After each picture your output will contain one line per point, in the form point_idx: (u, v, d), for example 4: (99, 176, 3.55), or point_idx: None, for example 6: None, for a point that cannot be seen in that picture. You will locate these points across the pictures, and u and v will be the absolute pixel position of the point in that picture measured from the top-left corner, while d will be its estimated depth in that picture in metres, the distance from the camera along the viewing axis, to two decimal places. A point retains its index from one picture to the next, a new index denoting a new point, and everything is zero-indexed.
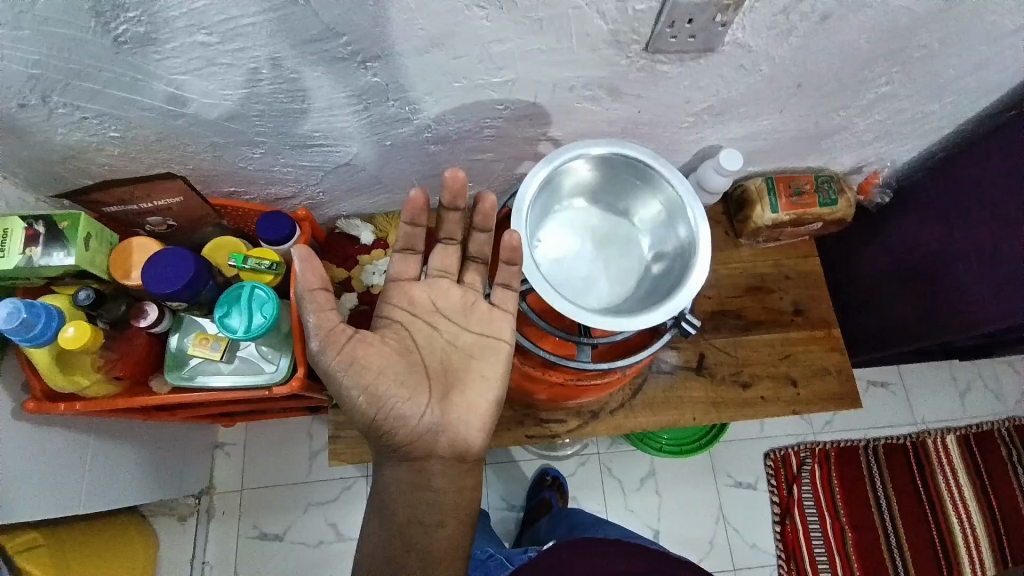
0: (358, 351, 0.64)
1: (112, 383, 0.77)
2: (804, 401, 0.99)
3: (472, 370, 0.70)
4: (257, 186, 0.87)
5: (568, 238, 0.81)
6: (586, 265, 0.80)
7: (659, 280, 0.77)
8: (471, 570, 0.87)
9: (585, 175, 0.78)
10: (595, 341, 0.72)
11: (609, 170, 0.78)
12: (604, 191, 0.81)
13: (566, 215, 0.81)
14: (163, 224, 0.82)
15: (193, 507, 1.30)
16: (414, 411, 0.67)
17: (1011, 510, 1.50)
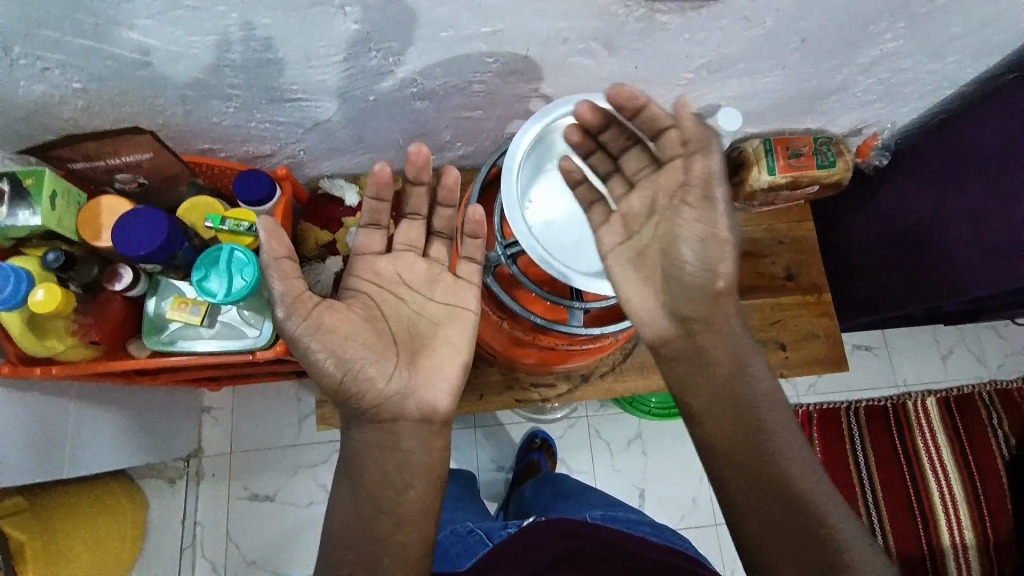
0: (325, 317, 0.63)
1: (89, 347, 0.75)
2: (793, 365, 0.99)
3: (438, 336, 0.70)
4: (233, 143, 0.83)
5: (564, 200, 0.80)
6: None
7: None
8: (449, 545, 0.85)
9: None
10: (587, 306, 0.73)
11: None
12: None
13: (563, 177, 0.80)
14: (134, 182, 0.78)
15: (182, 470, 1.29)
16: (381, 373, 0.66)
17: (986, 468, 1.55)
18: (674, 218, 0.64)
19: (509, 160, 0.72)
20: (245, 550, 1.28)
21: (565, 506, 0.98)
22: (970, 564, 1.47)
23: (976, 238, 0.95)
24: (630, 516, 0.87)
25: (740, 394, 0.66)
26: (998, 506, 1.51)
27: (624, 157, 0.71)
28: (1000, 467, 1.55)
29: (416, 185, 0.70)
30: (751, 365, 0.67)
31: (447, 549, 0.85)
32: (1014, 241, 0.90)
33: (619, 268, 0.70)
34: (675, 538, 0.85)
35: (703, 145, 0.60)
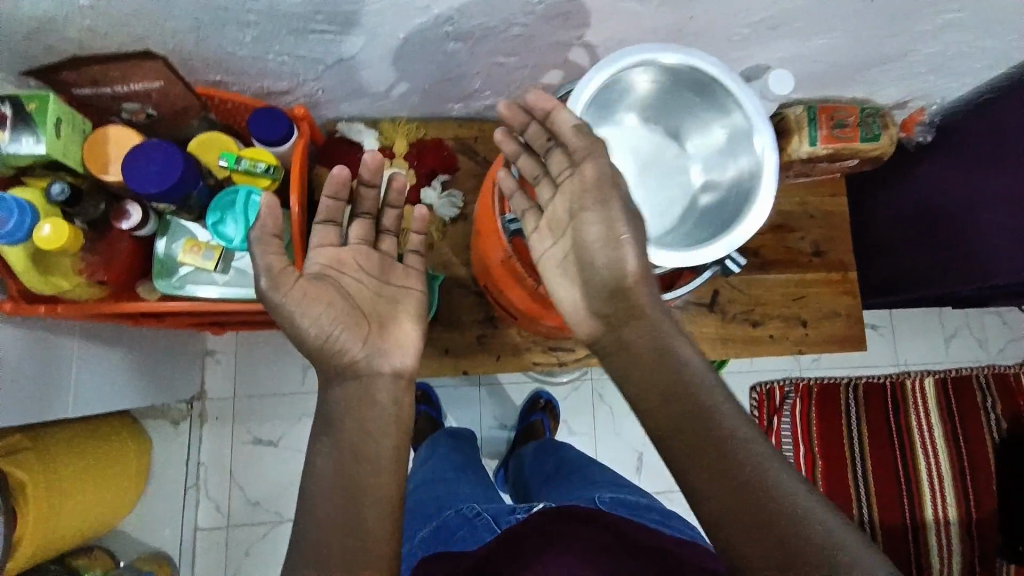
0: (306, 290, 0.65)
1: (96, 287, 0.72)
2: (811, 342, 0.98)
3: (398, 308, 0.72)
4: (249, 77, 0.77)
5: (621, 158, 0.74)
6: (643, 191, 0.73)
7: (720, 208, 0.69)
8: (454, 527, 0.80)
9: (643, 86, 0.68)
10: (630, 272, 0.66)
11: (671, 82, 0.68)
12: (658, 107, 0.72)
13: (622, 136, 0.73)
14: (142, 113, 0.73)
15: (186, 412, 1.29)
16: (354, 340, 0.67)
17: (975, 448, 1.58)
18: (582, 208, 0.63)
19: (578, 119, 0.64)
20: (248, 491, 1.30)
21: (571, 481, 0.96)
22: (949, 538, 1.53)
23: (1011, 222, 0.93)
24: (636, 501, 0.86)
25: (672, 384, 0.59)
26: (983, 485, 1.55)
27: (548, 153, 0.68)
28: (989, 448, 1.58)
29: (370, 187, 0.73)
30: (679, 352, 0.60)
31: (452, 532, 0.79)
32: None
33: (551, 270, 0.68)
34: (681, 530, 0.84)
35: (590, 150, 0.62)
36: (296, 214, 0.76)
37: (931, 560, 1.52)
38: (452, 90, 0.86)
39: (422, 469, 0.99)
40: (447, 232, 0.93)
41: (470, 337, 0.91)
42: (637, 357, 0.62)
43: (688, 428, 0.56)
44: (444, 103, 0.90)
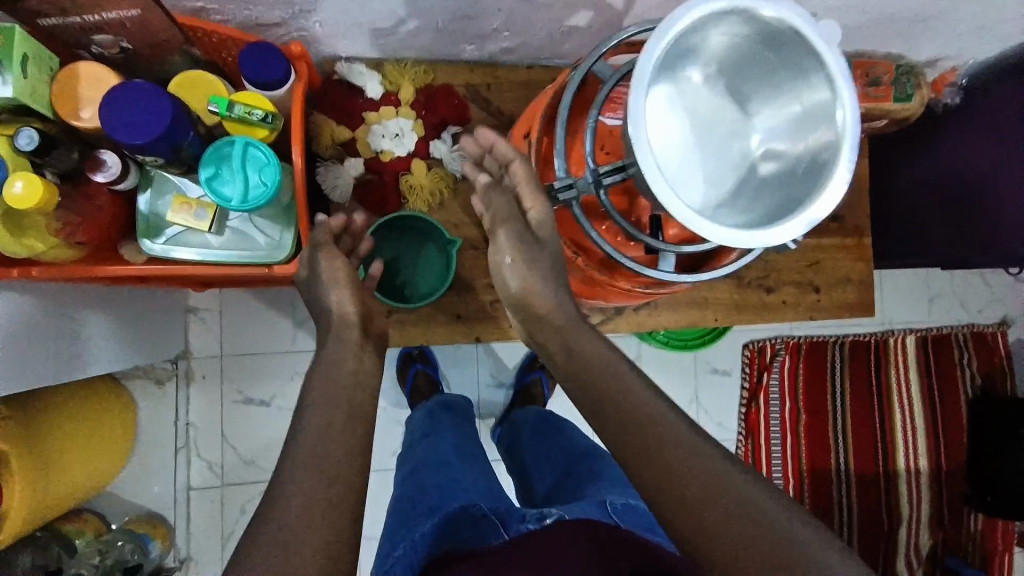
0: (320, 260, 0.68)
1: (75, 250, 0.64)
2: (824, 308, 0.97)
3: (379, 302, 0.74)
4: (236, 4, 0.67)
5: (664, 118, 0.51)
6: (682, 162, 0.51)
7: (777, 194, 0.49)
8: (461, 528, 0.75)
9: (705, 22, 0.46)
10: (681, 247, 0.57)
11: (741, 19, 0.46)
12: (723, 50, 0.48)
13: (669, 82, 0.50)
14: (116, 46, 0.64)
15: (171, 371, 1.23)
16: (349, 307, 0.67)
17: (948, 403, 1.67)
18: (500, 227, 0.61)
19: (644, 57, 0.44)
20: (241, 450, 1.26)
21: (576, 476, 0.90)
22: (919, 485, 1.64)
23: None
24: (640, 508, 0.78)
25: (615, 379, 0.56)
26: (952, 436, 1.66)
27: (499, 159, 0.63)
28: (962, 402, 1.67)
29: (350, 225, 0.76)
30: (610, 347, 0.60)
31: (459, 534, 0.75)
32: None
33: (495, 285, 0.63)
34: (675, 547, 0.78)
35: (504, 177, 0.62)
36: (298, 169, 0.69)
37: (899, 504, 1.63)
38: (468, 29, 0.77)
39: (419, 447, 0.91)
40: (459, 191, 0.86)
41: (482, 302, 0.87)
42: (550, 360, 0.61)
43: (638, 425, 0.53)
44: (456, 43, 0.81)
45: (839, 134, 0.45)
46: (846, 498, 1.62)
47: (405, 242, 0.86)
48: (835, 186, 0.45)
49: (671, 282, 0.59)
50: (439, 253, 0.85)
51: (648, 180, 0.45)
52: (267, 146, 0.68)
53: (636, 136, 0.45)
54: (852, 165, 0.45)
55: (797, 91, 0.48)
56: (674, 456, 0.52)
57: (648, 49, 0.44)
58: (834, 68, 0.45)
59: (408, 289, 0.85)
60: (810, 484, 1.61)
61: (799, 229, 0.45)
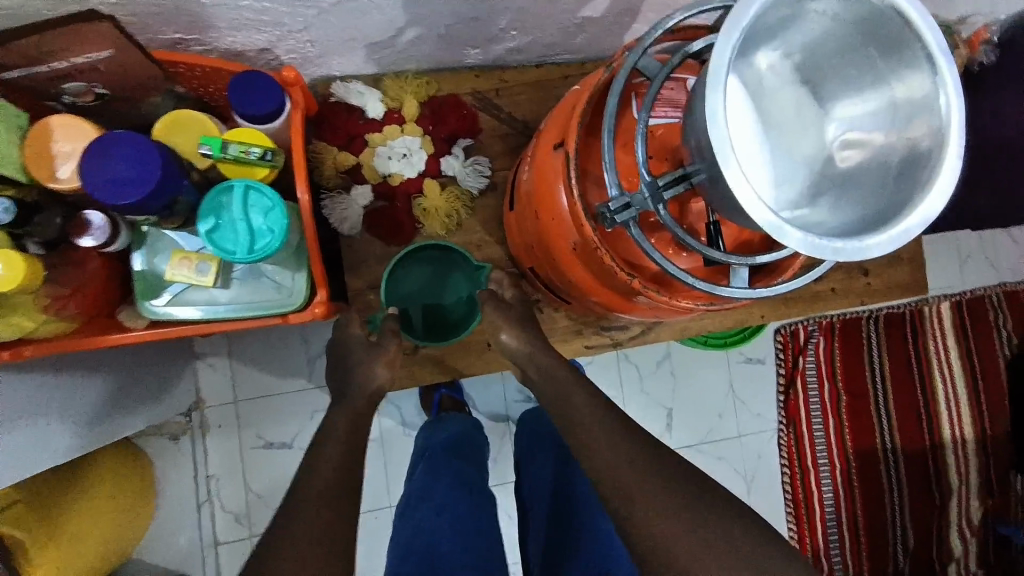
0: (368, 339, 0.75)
1: (68, 321, 0.59)
2: (873, 292, 0.91)
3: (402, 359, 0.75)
4: (218, 31, 0.60)
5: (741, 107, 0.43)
6: (751, 160, 0.43)
7: (869, 191, 0.42)
8: None
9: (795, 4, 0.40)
10: (756, 257, 0.49)
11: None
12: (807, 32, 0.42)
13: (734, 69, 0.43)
14: (89, 92, 0.59)
15: (185, 425, 1.17)
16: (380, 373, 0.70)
17: (990, 368, 1.60)
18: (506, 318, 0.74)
19: (718, 47, 0.39)
20: (265, 496, 1.18)
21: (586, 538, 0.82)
22: (966, 454, 1.58)
23: None
24: None
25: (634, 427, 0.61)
26: (996, 401, 1.60)
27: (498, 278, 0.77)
28: (1002, 367, 1.61)
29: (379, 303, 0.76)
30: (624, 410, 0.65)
31: None
32: None
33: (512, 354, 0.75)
34: None
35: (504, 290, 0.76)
36: (305, 209, 0.62)
37: (948, 477, 1.57)
38: (472, 31, 0.69)
39: (417, 511, 0.84)
40: (477, 206, 0.81)
41: None
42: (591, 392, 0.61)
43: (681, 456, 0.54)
44: (459, 49, 0.74)
45: (944, 121, 0.40)
46: (893, 476, 1.56)
47: (428, 274, 0.80)
48: (943, 185, 0.39)
49: (746, 299, 0.50)
50: (467, 285, 0.80)
51: (732, 183, 0.39)
52: (268, 186, 0.62)
53: (717, 135, 0.39)
54: (961, 154, 0.39)
55: (885, 74, 0.41)
56: None
57: (722, 37, 0.39)
58: (937, 47, 0.39)
59: (433, 326, 0.80)
60: (855, 464, 1.55)
61: (910, 229, 0.39)
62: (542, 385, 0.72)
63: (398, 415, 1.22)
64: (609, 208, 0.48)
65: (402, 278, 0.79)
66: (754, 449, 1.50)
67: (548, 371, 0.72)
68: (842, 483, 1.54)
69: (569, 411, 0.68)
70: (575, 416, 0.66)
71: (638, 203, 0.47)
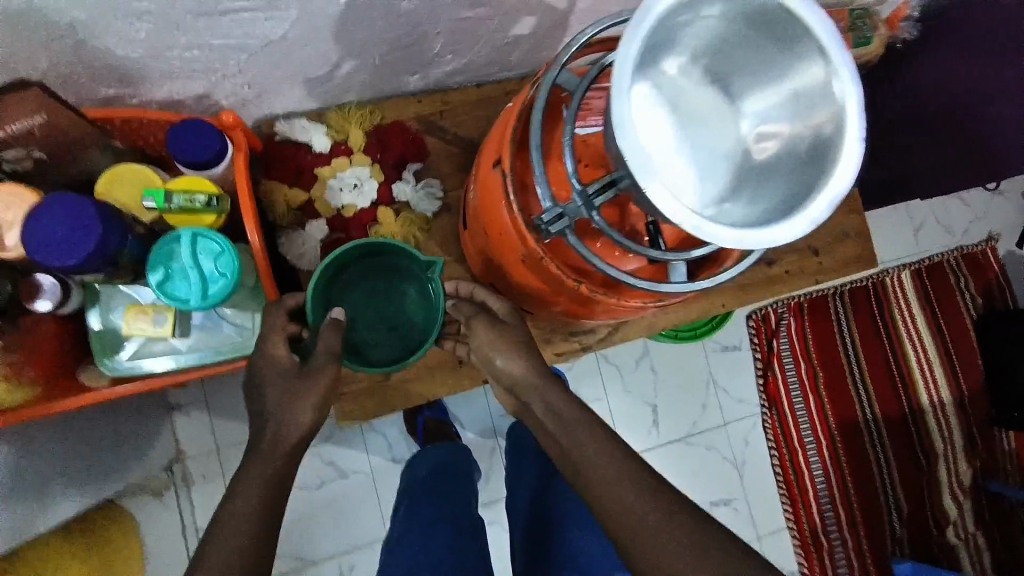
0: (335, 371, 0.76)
1: (25, 388, 0.58)
2: (828, 270, 0.94)
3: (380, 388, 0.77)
4: (152, 83, 0.60)
5: (657, 119, 0.46)
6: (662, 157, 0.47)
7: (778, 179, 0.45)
8: None
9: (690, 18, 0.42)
10: (691, 253, 0.51)
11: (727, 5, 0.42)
12: (708, 41, 0.44)
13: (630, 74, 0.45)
14: (27, 158, 0.59)
15: (168, 480, 1.14)
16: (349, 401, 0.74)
17: (956, 329, 1.67)
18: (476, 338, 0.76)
19: (620, 56, 0.40)
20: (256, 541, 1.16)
21: (576, 552, 0.84)
22: (945, 416, 1.63)
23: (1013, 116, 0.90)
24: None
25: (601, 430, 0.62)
26: (967, 360, 1.66)
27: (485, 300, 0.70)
28: (969, 326, 1.67)
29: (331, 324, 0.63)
30: None
31: None
32: None
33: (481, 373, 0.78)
34: None
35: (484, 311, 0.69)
36: (258, 250, 0.63)
37: (931, 439, 1.61)
38: (407, 57, 0.71)
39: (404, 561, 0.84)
40: (433, 228, 0.82)
41: None
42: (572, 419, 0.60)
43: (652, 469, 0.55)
44: (398, 77, 0.76)
45: (842, 106, 0.41)
46: (879, 446, 1.60)
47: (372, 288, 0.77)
48: (846, 170, 0.41)
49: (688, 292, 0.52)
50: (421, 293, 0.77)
51: (648, 190, 0.40)
52: (218, 232, 0.63)
53: (628, 145, 0.40)
54: (862, 136, 0.41)
55: (784, 68, 0.44)
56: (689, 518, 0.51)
57: (622, 48, 0.40)
58: (826, 38, 0.41)
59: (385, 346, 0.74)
60: (841, 439, 1.59)
61: (821, 214, 0.41)
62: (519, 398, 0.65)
63: (385, 442, 1.21)
64: (545, 219, 0.50)
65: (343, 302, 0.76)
66: (741, 435, 1.53)
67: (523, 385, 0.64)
68: (830, 459, 1.57)
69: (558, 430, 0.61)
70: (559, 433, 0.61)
71: (571, 212, 0.49)
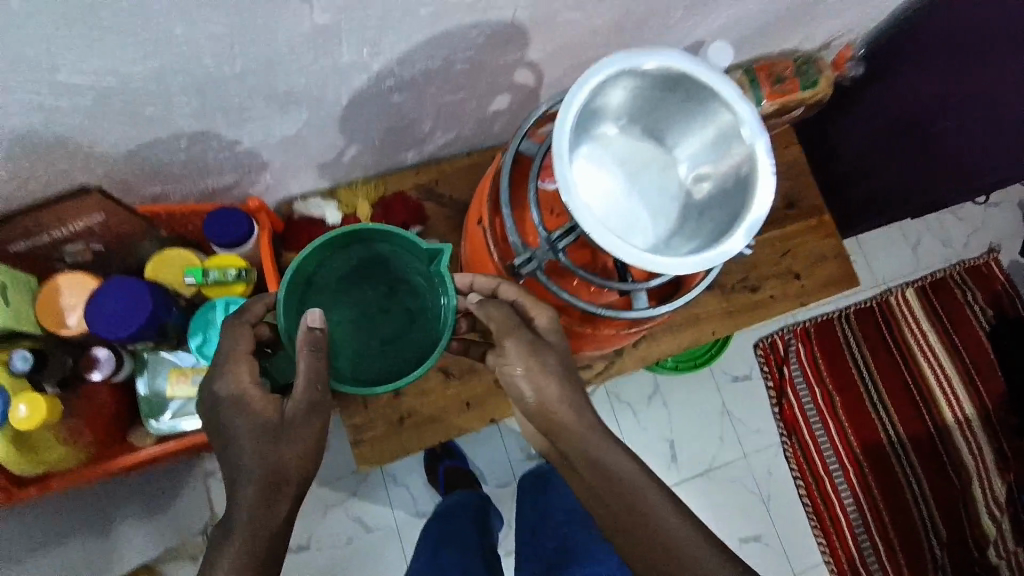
0: (353, 419, 0.82)
1: (84, 450, 0.68)
2: (810, 291, 1.00)
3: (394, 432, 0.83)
4: (190, 181, 0.72)
5: (606, 176, 0.56)
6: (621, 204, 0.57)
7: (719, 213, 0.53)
8: None
9: (616, 97, 0.52)
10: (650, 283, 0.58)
11: (644, 82, 0.51)
12: (637, 109, 0.54)
13: (581, 146, 0.54)
14: (87, 251, 0.70)
15: (202, 543, 1.10)
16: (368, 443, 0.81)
17: (971, 342, 1.66)
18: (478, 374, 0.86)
19: (556, 137, 0.48)
20: None
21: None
22: (973, 431, 1.60)
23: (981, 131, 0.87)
24: None
25: None
26: (987, 372, 1.64)
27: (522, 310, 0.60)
28: (983, 338, 1.67)
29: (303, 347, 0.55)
30: None
31: None
32: None
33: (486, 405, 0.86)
34: None
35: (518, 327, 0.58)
36: None
37: (962, 457, 1.58)
38: (403, 137, 0.82)
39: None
40: None
41: (486, 382, 0.86)
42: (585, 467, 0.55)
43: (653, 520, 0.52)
44: (397, 153, 0.87)
45: (752, 149, 0.50)
46: (909, 468, 1.57)
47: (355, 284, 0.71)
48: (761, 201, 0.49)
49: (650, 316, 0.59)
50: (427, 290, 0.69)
51: (594, 235, 0.48)
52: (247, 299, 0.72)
53: (576, 205, 0.47)
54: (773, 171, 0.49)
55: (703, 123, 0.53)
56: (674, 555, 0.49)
57: (555, 134, 0.48)
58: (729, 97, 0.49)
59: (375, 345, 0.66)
60: (868, 464, 1.56)
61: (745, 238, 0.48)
62: (552, 431, 0.57)
63: (409, 495, 1.28)
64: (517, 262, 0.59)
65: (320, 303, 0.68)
66: (763, 465, 1.52)
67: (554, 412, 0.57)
68: (860, 486, 1.54)
69: (600, 473, 0.54)
70: (598, 475, 0.54)
71: (540, 255, 0.57)
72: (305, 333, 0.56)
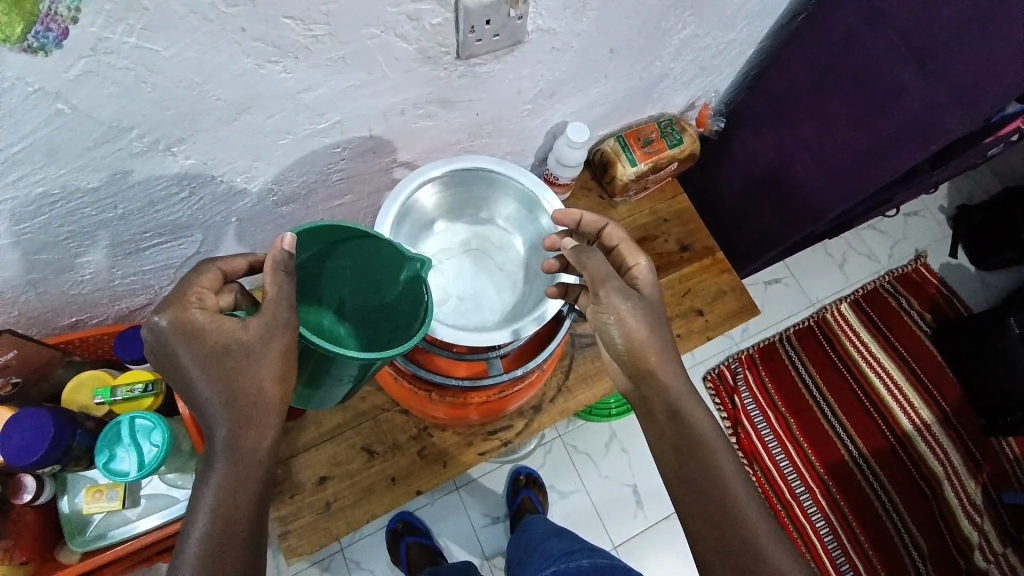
0: (279, 513, 0.84)
1: (20, 570, 0.73)
2: (715, 325, 1.05)
3: (321, 520, 0.85)
4: (103, 306, 0.79)
5: (452, 263, 0.83)
6: (464, 282, 0.82)
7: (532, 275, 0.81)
8: None
9: (439, 199, 0.80)
10: (503, 352, 0.77)
11: (458, 185, 0.79)
12: (462, 207, 0.83)
13: (430, 245, 0.82)
14: (7, 383, 0.73)
15: None
16: (294, 538, 0.84)
17: (914, 348, 1.72)
18: (397, 453, 0.89)
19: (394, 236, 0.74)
20: None
21: None
22: (933, 436, 1.63)
23: (825, 166, 0.97)
24: (586, 564, 0.85)
25: None
26: (937, 376, 1.69)
27: (636, 272, 0.68)
28: (927, 342, 1.72)
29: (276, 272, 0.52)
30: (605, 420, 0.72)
31: None
32: (854, 156, 0.92)
33: (411, 484, 0.88)
34: (610, 556, 0.88)
35: (607, 283, 0.64)
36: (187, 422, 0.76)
37: (928, 464, 1.60)
38: None
39: None
40: None
41: (411, 455, 0.89)
42: (657, 423, 0.63)
43: (695, 483, 0.59)
44: None
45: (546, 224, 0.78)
46: (875, 483, 1.57)
47: (369, 259, 0.61)
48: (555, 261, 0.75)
49: (502, 379, 0.78)
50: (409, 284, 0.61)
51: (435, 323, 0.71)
52: (155, 411, 0.78)
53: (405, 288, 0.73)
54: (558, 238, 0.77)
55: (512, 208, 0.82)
56: (717, 506, 0.58)
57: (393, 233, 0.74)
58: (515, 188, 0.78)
59: (328, 365, 0.54)
60: (835, 484, 1.57)
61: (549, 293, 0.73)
62: (638, 374, 0.64)
63: None
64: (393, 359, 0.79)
65: (333, 264, 0.62)
66: None
67: (644, 348, 0.63)
68: (829, 507, 1.54)
69: (675, 418, 0.62)
70: (673, 425, 0.62)
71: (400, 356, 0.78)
72: (273, 254, 0.52)
